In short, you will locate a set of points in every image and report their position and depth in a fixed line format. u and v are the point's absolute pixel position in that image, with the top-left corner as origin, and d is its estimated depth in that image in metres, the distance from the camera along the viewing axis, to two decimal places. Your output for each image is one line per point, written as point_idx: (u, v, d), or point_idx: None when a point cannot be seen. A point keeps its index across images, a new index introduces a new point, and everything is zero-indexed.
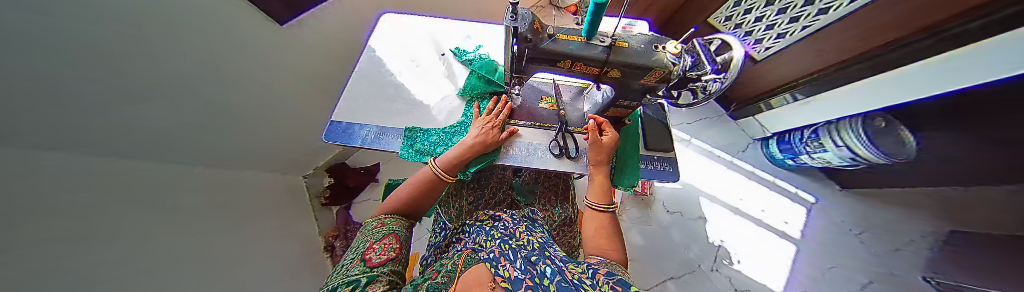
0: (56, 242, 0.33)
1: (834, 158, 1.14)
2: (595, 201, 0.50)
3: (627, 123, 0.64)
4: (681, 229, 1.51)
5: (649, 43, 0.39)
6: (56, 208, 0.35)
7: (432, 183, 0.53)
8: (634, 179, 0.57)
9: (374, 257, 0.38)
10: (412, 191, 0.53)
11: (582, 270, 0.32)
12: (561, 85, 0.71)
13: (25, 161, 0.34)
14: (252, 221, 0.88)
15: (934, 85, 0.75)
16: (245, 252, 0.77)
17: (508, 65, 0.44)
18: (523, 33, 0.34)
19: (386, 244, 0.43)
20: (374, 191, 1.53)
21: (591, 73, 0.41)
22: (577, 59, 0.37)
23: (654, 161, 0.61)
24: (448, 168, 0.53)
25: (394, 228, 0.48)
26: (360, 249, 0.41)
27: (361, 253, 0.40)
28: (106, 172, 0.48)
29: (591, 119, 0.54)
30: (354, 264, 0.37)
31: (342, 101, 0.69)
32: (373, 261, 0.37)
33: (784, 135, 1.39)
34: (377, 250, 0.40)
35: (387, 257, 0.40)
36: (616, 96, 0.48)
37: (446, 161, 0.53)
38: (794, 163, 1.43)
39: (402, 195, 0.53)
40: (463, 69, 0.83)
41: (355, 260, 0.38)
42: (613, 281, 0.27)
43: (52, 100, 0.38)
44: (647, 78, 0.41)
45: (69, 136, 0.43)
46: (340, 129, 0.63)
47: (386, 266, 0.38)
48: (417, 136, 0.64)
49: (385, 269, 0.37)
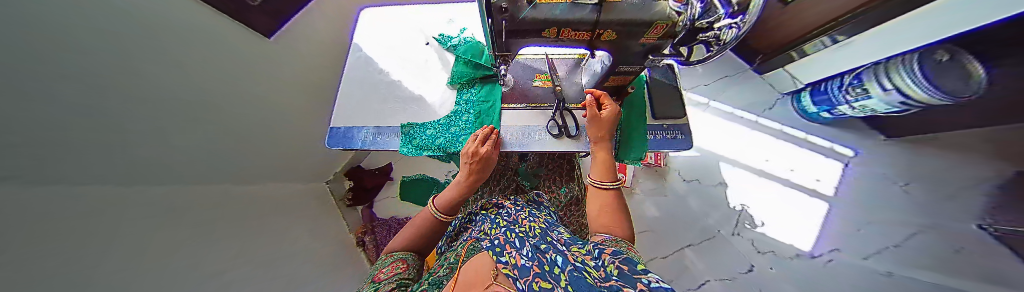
0: (103, 255, 0.37)
1: (879, 104, 1.01)
2: (598, 179, 0.49)
3: (632, 91, 0.58)
4: (700, 196, 1.47)
5: None
6: (107, 233, 0.39)
7: (435, 221, 0.56)
8: (641, 151, 0.54)
9: (382, 275, 0.42)
10: (417, 229, 0.55)
11: (588, 251, 0.32)
12: (555, 59, 0.65)
13: (82, 195, 0.38)
14: (284, 227, 0.97)
15: (989, 11, 0.63)
16: (284, 254, 0.86)
17: (490, 44, 0.40)
18: (495, 4, 0.31)
19: (394, 266, 0.46)
20: (392, 189, 1.62)
21: (583, 38, 0.36)
22: (566, 26, 0.33)
23: (665, 130, 0.56)
24: (447, 206, 0.55)
25: (402, 256, 0.50)
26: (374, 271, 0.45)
27: (373, 276, 0.43)
28: (150, 196, 0.54)
29: (588, 94, 0.51)
30: (366, 285, 0.41)
31: (337, 107, 0.69)
32: (380, 278, 0.41)
33: (820, 84, 1.24)
34: (387, 271, 0.44)
35: (395, 272, 0.44)
36: (615, 62, 0.43)
37: (445, 205, 0.56)
38: (830, 116, 1.29)
39: (409, 232, 0.55)
40: (451, 56, 0.79)
41: (368, 284, 0.41)
42: (620, 259, 0.27)
43: (113, 141, 0.44)
44: (649, 35, 0.36)
45: (128, 169, 0.49)
46: (339, 134, 0.64)
47: (393, 279, 0.41)
48: (414, 131, 0.63)
49: (392, 279, 0.41)
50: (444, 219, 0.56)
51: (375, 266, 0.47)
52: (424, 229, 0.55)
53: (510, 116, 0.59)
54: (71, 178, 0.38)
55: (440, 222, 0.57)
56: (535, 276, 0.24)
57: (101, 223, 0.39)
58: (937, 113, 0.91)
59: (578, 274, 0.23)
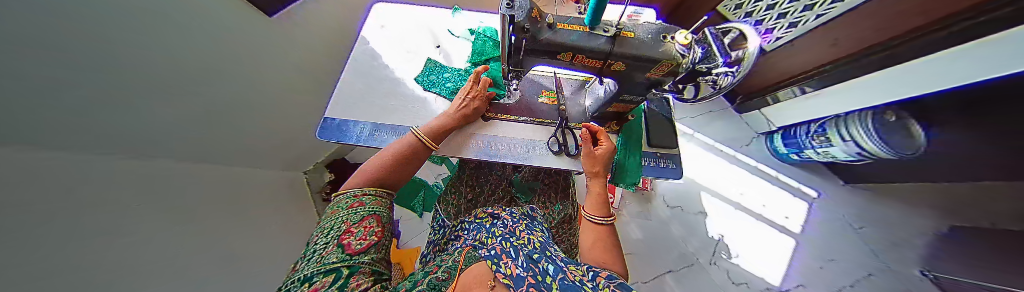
0: (60, 237, 0.32)
1: (840, 152, 1.11)
2: (595, 213, 0.48)
3: (631, 119, 0.61)
4: (682, 223, 1.51)
5: (657, 33, 0.36)
6: (55, 200, 0.34)
7: (418, 148, 0.49)
8: (637, 176, 0.55)
9: (354, 242, 0.30)
10: (395, 160, 0.46)
11: (583, 273, 0.28)
12: (562, 78, 0.68)
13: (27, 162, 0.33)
14: (256, 217, 0.89)
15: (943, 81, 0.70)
16: (253, 247, 0.79)
17: (506, 58, 0.41)
18: (519, 23, 0.32)
19: (367, 227, 0.34)
20: None
21: (594, 66, 0.38)
22: (580, 52, 0.34)
23: (658, 158, 0.59)
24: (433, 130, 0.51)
25: (374, 209, 0.39)
26: (333, 234, 0.31)
27: (335, 236, 0.31)
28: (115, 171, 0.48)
29: (586, 128, 0.53)
30: (327, 250, 0.28)
31: (335, 97, 0.66)
32: (353, 248, 0.29)
33: (789, 130, 1.35)
34: (357, 234, 0.32)
35: (370, 242, 0.32)
36: (619, 91, 0.44)
37: (429, 128, 0.51)
38: (799, 158, 1.39)
39: (384, 163, 0.45)
40: (463, 44, 0.84)
41: (329, 246, 0.29)
42: (616, 284, 0.22)
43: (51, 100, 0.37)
44: (654, 71, 0.38)
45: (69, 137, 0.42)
46: (333, 126, 0.61)
47: (368, 254, 0.30)
48: (436, 68, 0.76)
49: (369, 256, 0.30)
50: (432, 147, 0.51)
51: (331, 226, 0.33)
52: (402, 154, 0.48)
53: (516, 127, 0.60)
54: (20, 135, 0.33)
55: (424, 149, 0.50)
56: (529, 287, 0.23)
57: (51, 190, 0.35)
58: (888, 166, 1.03)
59: (570, 284, 0.22)
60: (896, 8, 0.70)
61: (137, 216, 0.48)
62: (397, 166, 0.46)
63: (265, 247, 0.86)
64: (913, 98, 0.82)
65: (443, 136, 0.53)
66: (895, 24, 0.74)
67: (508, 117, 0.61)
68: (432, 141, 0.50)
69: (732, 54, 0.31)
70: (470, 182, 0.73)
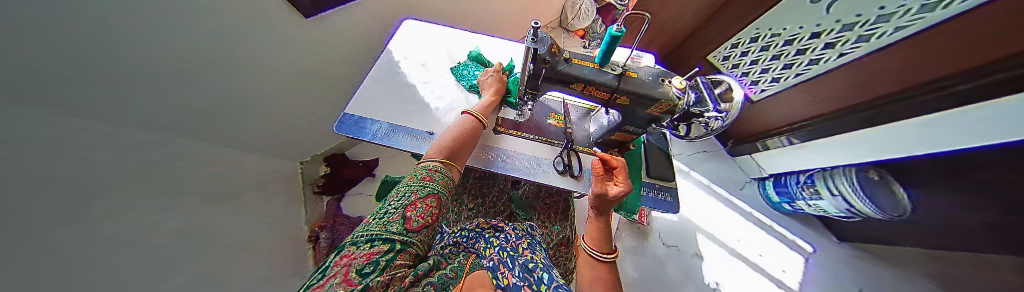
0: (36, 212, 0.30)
1: (831, 207, 1.13)
2: (597, 249, 0.47)
3: (632, 149, 0.65)
4: (678, 264, 1.45)
5: (656, 77, 0.42)
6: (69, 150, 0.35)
7: (475, 122, 0.56)
8: (635, 204, 0.56)
9: (414, 219, 0.35)
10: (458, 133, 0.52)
11: None
12: (570, 105, 0.73)
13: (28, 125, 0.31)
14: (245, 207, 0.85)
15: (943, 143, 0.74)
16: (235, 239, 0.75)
17: (523, 80, 0.46)
18: (541, 55, 0.37)
19: (427, 205, 0.38)
20: (369, 186, 1.50)
21: (602, 97, 0.43)
22: (591, 83, 0.39)
23: (656, 189, 0.61)
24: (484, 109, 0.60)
25: (436, 189, 0.42)
26: (401, 201, 0.37)
27: (404, 205, 0.36)
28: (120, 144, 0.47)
29: (603, 161, 0.46)
30: (394, 218, 0.33)
31: (357, 96, 0.71)
32: (412, 225, 0.34)
33: (780, 178, 1.40)
34: (417, 209, 0.36)
35: (424, 222, 0.36)
36: (622, 121, 0.49)
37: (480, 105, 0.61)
38: (791, 209, 1.41)
39: (450, 136, 0.52)
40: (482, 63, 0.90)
41: (397, 213, 0.35)
42: None
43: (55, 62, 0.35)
44: (654, 108, 0.43)
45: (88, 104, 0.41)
46: (351, 121, 0.64)
47: (419, 233, 0.34)
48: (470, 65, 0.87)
49: (420, 236, 0.34)
50: (482, 121, 0.59)
51: (402, 190, 0.39)
52: (465, 124, 0.56)
53: (524, 143, 0.63)
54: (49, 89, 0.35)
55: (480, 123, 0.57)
56: None
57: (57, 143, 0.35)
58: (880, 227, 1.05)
59: None
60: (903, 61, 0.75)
61: (112, 196, 0.43)
62: (459, 136, 0.52)
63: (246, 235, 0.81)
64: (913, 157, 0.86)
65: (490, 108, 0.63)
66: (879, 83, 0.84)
67: (517, 133, 0.65)
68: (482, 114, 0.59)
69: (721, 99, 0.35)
70: (474, 193, 0.75)
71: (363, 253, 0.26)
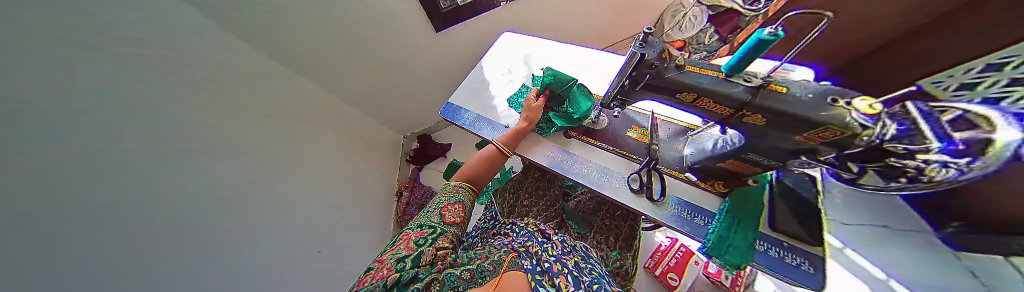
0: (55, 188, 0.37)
1: None
2: None
3: (756, 184, 0.46)
4: None
5: (825, 93, 0.27)
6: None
7: (498, 154, 0.62)
8: (745, 260, 0.42)
9: (448, 217, 0.51)
10: (478, 161, 0.62)
11: None
12: (659, 119, 0.64)
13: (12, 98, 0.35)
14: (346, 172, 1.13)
15: None
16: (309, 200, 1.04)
17: (615, 86, 0.45)
18: (648, 60, 0.35)
19: (455, 210, 0.53)
20: (441, 163, 1.85)
21: (721, 112, 0.37)
22: (709, 95, 0.34)
23: (783, 250, 0.44)
24: (507, 140, 0.63)
25: (461, 198, 0.56)
26: (438, 204, 0.54)
27: (440, 208, 0.53)
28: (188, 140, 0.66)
29: None
30: (436, 216, 0.51)
31: (458, 89, 0.88)
32: (447, 220, 0.51)
33: None
34: (450, 211, 0.53)
35: (453, 220, 0.52)
36: (743, 146, 0.39)
37: (505, 139, 0.63)
38: None
39: (472, 164, 0.62)
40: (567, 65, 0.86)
41: (436, 212, 0.52)
42: None
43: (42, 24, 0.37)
44: (807, 135, 0.29)
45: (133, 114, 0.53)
46: (452, 109, 0.82)
47: (453, 226, 0.51)
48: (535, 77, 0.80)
49: (452, 229, 0.50)
50: (506, 152, 0.63)
51: (438, 199, 0.56)
52: (485, 155, 0.62)
53: (594, 152, 0.61)
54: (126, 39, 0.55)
55: (503, 156, 0.63)
56: None
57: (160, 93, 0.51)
58: None
59: None
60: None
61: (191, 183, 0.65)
62: (481, 163, 0.61)
63: (313, 184, 1.15)
64: None
65: (514, 142, 0.64)
66: None
67: (590, 141, 0.63)
68: (508, 149, 0.63)
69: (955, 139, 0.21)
70: (530, 191, 0.77)
71: (417, 233, 0.46)
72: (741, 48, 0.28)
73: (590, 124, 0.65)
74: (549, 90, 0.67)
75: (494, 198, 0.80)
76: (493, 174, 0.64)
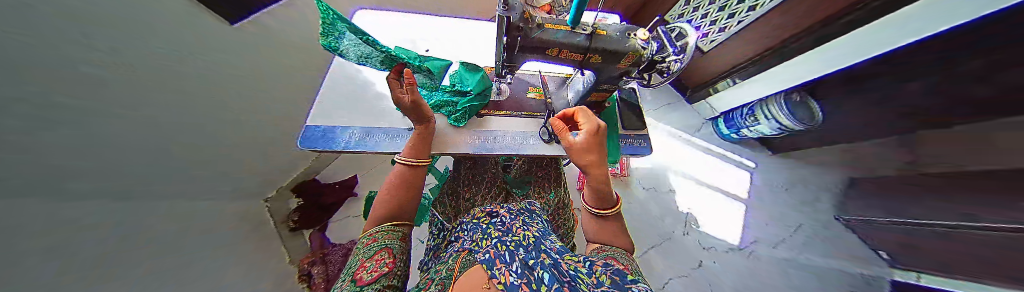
0: None
1: (768, 128, 1.42)
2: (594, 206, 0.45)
3: (607, 105, 0.69)
4: (657, 203, 1.65)
5: (623, 31, 0.43)
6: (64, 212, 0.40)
7: (409, 170, 0.50)
8: (616, 155, 0.63)
9: (365, 275, 0.32)
10: (387, 193, 0.47)
11: (579, 262, 0.32)
12: (546, 76, 0.74)
13: None
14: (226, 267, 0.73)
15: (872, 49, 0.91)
16: None
17: (499, 55, 0.45)
18: (513, 23, 0.37)
19: (379, 259, 0.36)
20: (354, 203, 1.43)
21: (576, 59, 0.45)
22: (564, 47, 0.41)
23: (633, 138, 0.68)
24: (413, 149, 0.52)
25: (387, 242, 0.41)
26: (350, 268, 0.36)
27: (352, 274, 0.34)
28: None
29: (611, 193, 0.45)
30: (345, 285, 0.31)
31: (315, 104, 0.62)
32: (364, 279, 0.31)
33: (728, 114, 1.66)
34: (370, 267, 0.34)
35: (380, 273, 0.33)
36: (596, 82, 0.51)
37: (410, 149, 0.51)
38: (739, 136, 1.70)
39: (380, 197, 0.47)
40: (451, 55, 0.89)
41: (345, 283, 0.32)
42: (611, 271, 0.26)
43: None
44: (623, 62, 0.45)
45: None
46: (318, 133, 0.57)
47: (380, 282, 0.31)
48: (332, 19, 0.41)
49: (381, 283, 0.32)
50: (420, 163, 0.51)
51: (350, 264, 0.37)
52: (396, 184, 0.48)
53: (508, 122, 0.65)
54: None
55: (416, 169, 0.51)
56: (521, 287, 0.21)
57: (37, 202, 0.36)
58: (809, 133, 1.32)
59: (571, 274, 0.25)
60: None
61: None
62: (390, 192, 0.47)
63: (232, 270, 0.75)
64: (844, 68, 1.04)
65: (424, 150, 0.53)
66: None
67: (502, 113, 0.65)
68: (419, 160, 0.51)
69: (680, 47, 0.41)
70: (467, 182, 0.75)
71: None
72: (572, 4, 0.32)
73: (495, 99, 0.67)
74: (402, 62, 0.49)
75: (435, 208, 0.74)
76: (420, 193, 0.51)
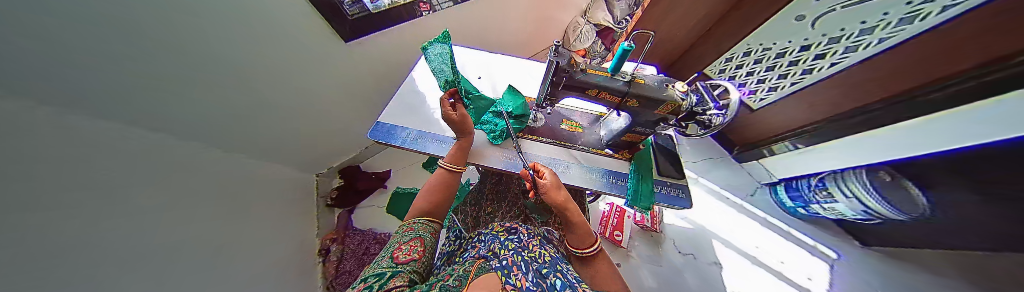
0: None
1: (847, 209, 1.18)
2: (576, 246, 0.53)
3: (641, 148, 0.68)
4: (696, 273, 1.36)
5: (661, 83, 0.47)
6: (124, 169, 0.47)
7: (448, 174, 0.59)
8: (650, 201, 0.59)
9: (401, 255, 0.41)
10: (427, 192, 0.56)
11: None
12: (579, 111, 0.79)
13: None
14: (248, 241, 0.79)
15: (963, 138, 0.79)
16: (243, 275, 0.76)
17: (543, 89, 0.52)
18: (562, 66, 0.45)
19: (412, 246, 0.45)
20: (379, 198, 1.54)
21: (613, 101, 0.49)
22: (604, 89, 0.46)
23: (668, 185, 0.64)
24: (454, 156, 0.60)
25: (420, 232, 0.50)
26: (390, 247, 0.45)
27: (390, 251, 0.43)
28: None
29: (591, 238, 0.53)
30: (384, 260, 0.40)
31: (388, 106, 0.77)
32: (400, 259, 0.40)
33: (790, 182, 1.44)
34: (404, 250, 0.43)
35: (411, 257, 0.42)
36: (632, 123, 0.54)
37: (452, 156, 0.60)
38: (807, 212, 1.41)
39: (422, 193, 0.56)
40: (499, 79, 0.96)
41: (385, 257, 0.41)
42: None
43: None
44: (661, 109, 0.48)
45: None
46: (383, 129, 0.70)
47: (409, 265, 0.40)
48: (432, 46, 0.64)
49: (408, 267, 0.39)
50: (456, 169, 0.59)
51: (390, 244, 0.46)
52: (433, 186, 0.57)
53: (540, 147, 0.69)
54: None
55: (453, 175, 0.59)
56: None
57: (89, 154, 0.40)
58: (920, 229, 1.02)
59: None
60: (905, 59, 0.75)
61: None
62: (430, 192, 0.56)
63: (255, 243, 0.85)
64: (935, 153, 0.89)
65: (461, 156, 0.61)
66: (913, 72, 0.77)
67: (535, 138, 0.71)
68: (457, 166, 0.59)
69: (719, 102, 0.43)
70: (490, 196, 0.79)
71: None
72: (615, 55, 0.39)
73: (532, 127, 0.73)
74: (455, 89, 0.58)
75: (456, 215, 0.77)
76: (452, 196, 0.59)
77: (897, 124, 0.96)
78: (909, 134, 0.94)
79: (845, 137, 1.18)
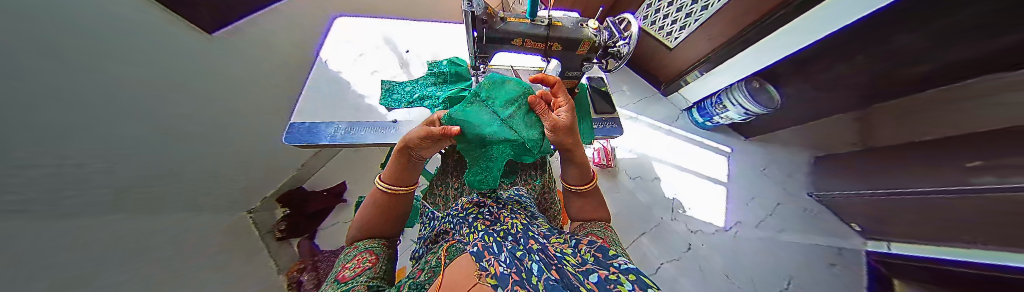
0: None
1: (735, 114, 1.56)
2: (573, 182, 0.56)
3: (577, 92, 0.74)
4: (644, 191, 1.70)
5: (577, 23, 0.50)
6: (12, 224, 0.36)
7: (384, 195, 0.50)
8: (590, 135, 0.69)
9: (347, 273, 0.38)
10: (368, 211, 0.51)
11: (564, 241, 0.37)
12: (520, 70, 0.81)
13: None
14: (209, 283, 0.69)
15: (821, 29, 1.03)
16: None
17: (472, 48, 0.52)
18: (479, 17, 0.43)
19: (361, 259, 0.43)
20: (343, 212, 1.41)
21: (540, 48, 0.51)
22: (528, 37, 0.47)
23: (605, 121, 0.75)
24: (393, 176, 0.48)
25: (369, 246, 0.48)
26: (341, 265, 0.43)
27: (338, 272, 0.41)
28: None
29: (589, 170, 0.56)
30: (330, 283, 0.37)
31: (300, 103, 0.65)
32: (346, 276, 0.37)
33: (700, 104, 1.78)
34: (351, 266, 0.41)
35: (362, 268, 0.40)
36: (563, 69, 0.58)
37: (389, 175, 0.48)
38: (711, 124, 1.83)
39: (363, 211, 0.52)
40: (433, 48, 0.88)
41: (331, 279, 0.39)
42: (594, 248, 0.31)
43: None
44: (581, 49, 0.52)
45: None
46: (302, 130, 0.60)
47: (362, 277, 0.38)
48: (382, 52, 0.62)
49: (360, 278, 0.37)
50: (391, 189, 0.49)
51: (339, 264, 0.44)
52: (373, 206, 0.51)
53: None
54: None
55: (390, 196, 0.51)
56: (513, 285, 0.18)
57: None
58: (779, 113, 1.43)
59: (555, 282, 0.18)
60: None
61: None
62: (368, 212, 0.51)
63: (221, 285, 0.76)
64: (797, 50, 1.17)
65: (399, 179, 0.49)
66: None
67: None
68: (393, 187, 0.50)
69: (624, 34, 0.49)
70: (453, 172, 0.79)
71: None
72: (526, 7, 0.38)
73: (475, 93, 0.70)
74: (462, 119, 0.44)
75: (425, 201, 0.77)
76: (398, 215, 0.55)
77: (769, 36, 1.24)
78: (780, 40, 1.22)
79: (731, 58, 1.50)
